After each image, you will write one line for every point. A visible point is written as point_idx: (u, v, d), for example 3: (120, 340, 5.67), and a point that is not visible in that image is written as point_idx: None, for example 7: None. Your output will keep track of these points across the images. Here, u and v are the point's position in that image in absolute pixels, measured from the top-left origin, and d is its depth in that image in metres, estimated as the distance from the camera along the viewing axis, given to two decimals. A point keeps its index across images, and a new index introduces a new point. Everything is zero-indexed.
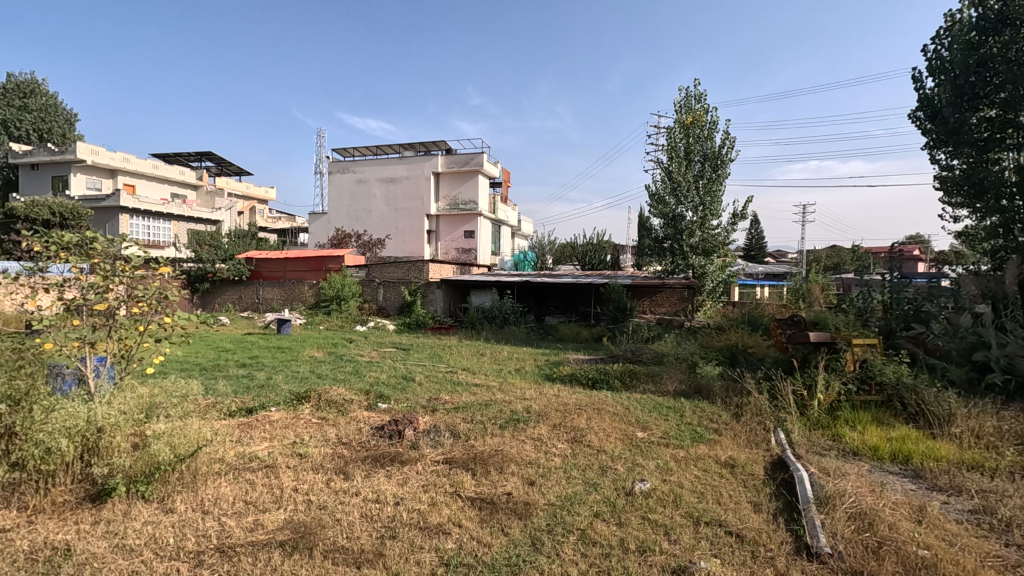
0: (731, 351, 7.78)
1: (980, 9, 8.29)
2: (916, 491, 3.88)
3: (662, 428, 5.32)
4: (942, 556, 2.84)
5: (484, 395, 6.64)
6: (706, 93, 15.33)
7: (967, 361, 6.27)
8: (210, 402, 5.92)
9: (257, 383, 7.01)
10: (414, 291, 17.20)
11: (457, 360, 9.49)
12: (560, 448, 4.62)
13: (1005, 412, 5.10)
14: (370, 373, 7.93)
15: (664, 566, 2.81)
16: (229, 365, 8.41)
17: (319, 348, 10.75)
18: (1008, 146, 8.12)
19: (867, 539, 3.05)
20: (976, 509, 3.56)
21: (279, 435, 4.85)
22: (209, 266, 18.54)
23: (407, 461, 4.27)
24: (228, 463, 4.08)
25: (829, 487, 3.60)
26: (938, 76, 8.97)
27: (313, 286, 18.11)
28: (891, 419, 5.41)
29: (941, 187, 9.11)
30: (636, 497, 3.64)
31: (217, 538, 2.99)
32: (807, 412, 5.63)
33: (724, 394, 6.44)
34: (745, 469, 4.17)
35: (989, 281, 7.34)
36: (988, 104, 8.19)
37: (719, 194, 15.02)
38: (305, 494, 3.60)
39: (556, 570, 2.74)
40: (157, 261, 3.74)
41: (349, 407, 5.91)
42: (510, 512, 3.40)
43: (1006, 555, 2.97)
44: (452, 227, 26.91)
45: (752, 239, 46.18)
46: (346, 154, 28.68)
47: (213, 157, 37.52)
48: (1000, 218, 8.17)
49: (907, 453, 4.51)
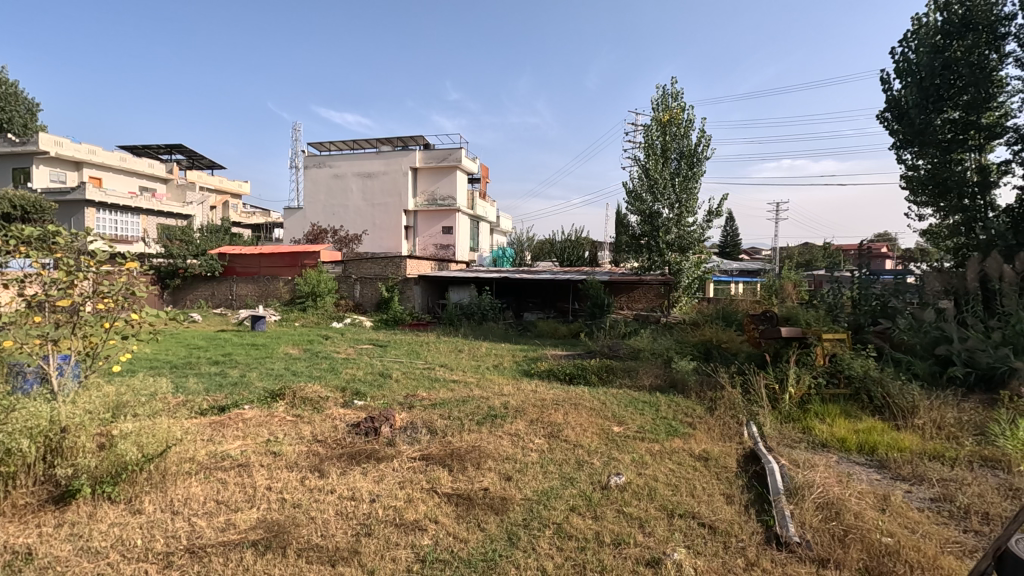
0: (706, 347, 7.91)
1: (944, 13, 8.49)
2: (881, 480, 4.01)
3: (638, 423, 5.38)
4: (905, 543, 2.93)
5: (462, 391, 6.64)
6: (682, 91, 15.51)
7: (930, 355, 6.49)
8: (181, 400, 5.81)
9: (229, 381, 6.85)
10: (391, 287, 17.09)
11: (434, 356, 9.48)
12: (537, 444, 4.64)
13: (965, 404, 5.29)
14: (346, 370, 7.83)
15: (638, 558, 2.85)
16: (202, 363, 8.25)
17: (295, 344, 10.64)
18: (971, 147, 8.43)
19: (834, 527, 3.14)
20: (936, 497, 3.70)
21: (252, 433, 4.77)
22: (180, 262, 18.11)
23: (382, 458, 4.24)
24: (198, 463, 3.99)
25: (798, 479, 3.69)
26: (904, 77, 9.22)
27: (288, 282, 17.79)
28: (858, 411, 5.57)
29: (908, 186, 9.35)
30: (611, 490, 3.68)
31: (187, 539, 2.93)
32: (779, 405, 5.76)
33: (698, 388, 6.55)
34: (718, 462, 4.25)
35: (952, 278, 7.53)
36: (952, 105, 8.43)
37: (696, 191, 15.21)
38: (278, 493, 3.54)
39: (533, 565, 2.76)
40: (123, 256, 3.66)
41: (325, 405, 5.85)
42: (487, 507, 3.41)
43: (964, 541, 3.08)
44: (430, 223, 26.71)
45: (727, 236, 46.92)
46: (322, 148, 28.23)
47: (184, 150, 36.63)
48: (963, 217, 8.49)
49: (872, 444, 4.65)
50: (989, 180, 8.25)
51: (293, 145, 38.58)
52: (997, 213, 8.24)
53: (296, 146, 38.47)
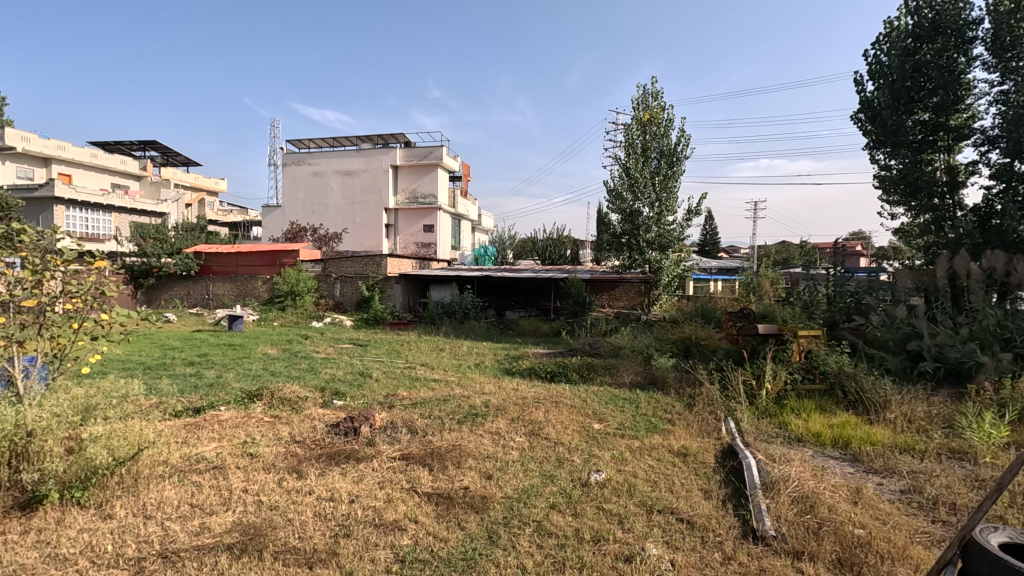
0: (686, 344, 7.99)
1: (916, 17, 8.68)
2: (854, 474, 4.10)
3: (618, 420, 5.42)
4: (875, 535, 3.00)
5: (442, 391, 6.59)
6: (662, 91, 15.67)
7: (901, 351, 6.62)
8: (154, 402, 5.68)
9: (205, 382, 6.75)
10: (372, 286, 16.97)
11: (415, 356, 9.38)
12: (518, 442, 4.65)
13: (935, 398, 5.44)
14: (325, 370, 7.73)
15: (617, 554, 2.87)
16: (175, 364, 8.06)
17: (273, 344, 10.49)
18: (940, 147, 8.65)
19: (808, 520, 3.20)
20: (907, 488, 3.79)
21: (229, 434, 4.69)
22: (154, 261, 17.73)
23: (362, 458, 4.20)
24: (172, 465, 3.92)
25: (774, 473, 3.76)
26: (877, 79, 9.41)
27: (266, 281, 17.52)
28: (833, 406, 5.68)
29: (880, 186, 9.52)
30: (591, 487, 3.70)
31: (159, 544, 2.87)
32: (756, 401, 5.83)
33: (678, 384, 6.63)
34: (697, 457, 4.31)
35: (923, 275, 7.72)
36: (922, 107, 8.66)
37: (675, 190, 15.38)
38: (255, 495, 3.50)
39: (511, 563, 2.76)
40: (92, 255, 3.54)
41: (303, 406, 5.77)
42: (467, 506, 3.39)
43: (932, 531, 3.16)
44: (411, 222, 26.58)
45: (707, 235, 47.46)
46: (301, 145, 27.89)
47: (158, 147, 35.91)
48: (933, 216, 8.72)
49: (846, 438, 4.75)
50: (957, 180, 8.50)
51: (271, 142, 38.05)
52: (965, 213, 8.47)
53: (274, 143, 37.96)
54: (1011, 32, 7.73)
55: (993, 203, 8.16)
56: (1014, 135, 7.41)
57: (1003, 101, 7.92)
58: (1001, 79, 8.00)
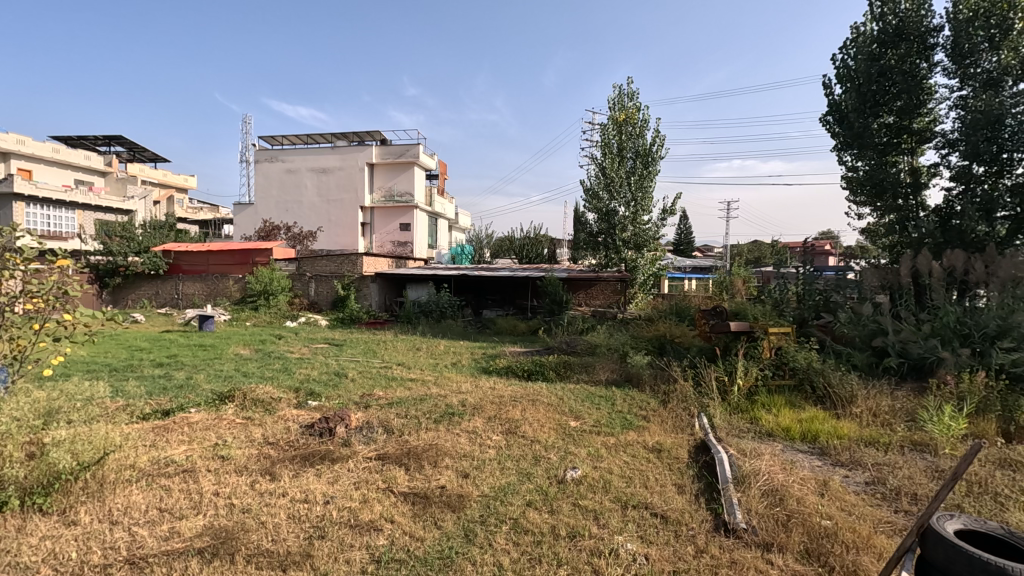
0: (660, 342, 8.11)
1: (880, 23, 8.94)
2: (822, 467, 4.22)
3: (594, 417, 5.47)
4: (842, 525, 3.09)
5: (419, 391, 6.54)
6: (638, 92, 15.82)
7: (867, 347, 6.82)
8: (121, 404, 5.53)
9: (175, 384, 6.58)
10: (347, 285, 16.74)
11: (392, 355, 9.28)
12: (494, 440, 4.66)
13: (899, 392, 5.62)
14: (299, 371, 7.63)
15: (592, 549, 2.90)
16: (144, 365, 7.86)
17: (245, 345, 10.27)
18: (904, 150, 8.95)
19: (777, 513, 3.28)
20: (871, 480, 3.92)
21: (199, 437, 4.59)
22: (120, 259, 17.20)
23: (337, 458, 4.16)
24: (139, 469, 3.82)
25: (745, 467, 3.84)
26: (844, 82, 9.65)
27: (238, 280, 17.16)
28: (802, 401, 5.84)
29: (848, 186, 9.75)
30: (567, 484, 3.73)
31: (127, 550, 2.80)
32: (728, 396, 5.95)
33: (653, 381, 6.73)
34: (671, 453, 4.38)
35: (888, 274, 7.95)
36: (886, 111, 8.93)
37: (650, 190, 15.55)
38: (227, 498, 3.43)
39: (487, 561, 2.76)
40: (54, 254, 3.39)
41: (277, 407, 5.67)
42: (443, 506, 3.39)
43: (895, 521, 3.27)
44: (387, 221, 26.34)
45: (681, 233, 48.20)
46: (275, 142, 27.40)
47: (124, 141, 34.93)
48: (897, 216, 8.98)
49: (814, 433, 4.88)
50: (920, 182, 8.77)
51: (243, 138, 37.30)
52: (927, 213, 8.75)
53: (245, 139, 37.21)
54: (969, 40, 8.02)
55: (953, 203, 8.44)
56: (973, 138, 7.71)
57: (962, 105, 8.21)
58: (961, 84, 8.29)
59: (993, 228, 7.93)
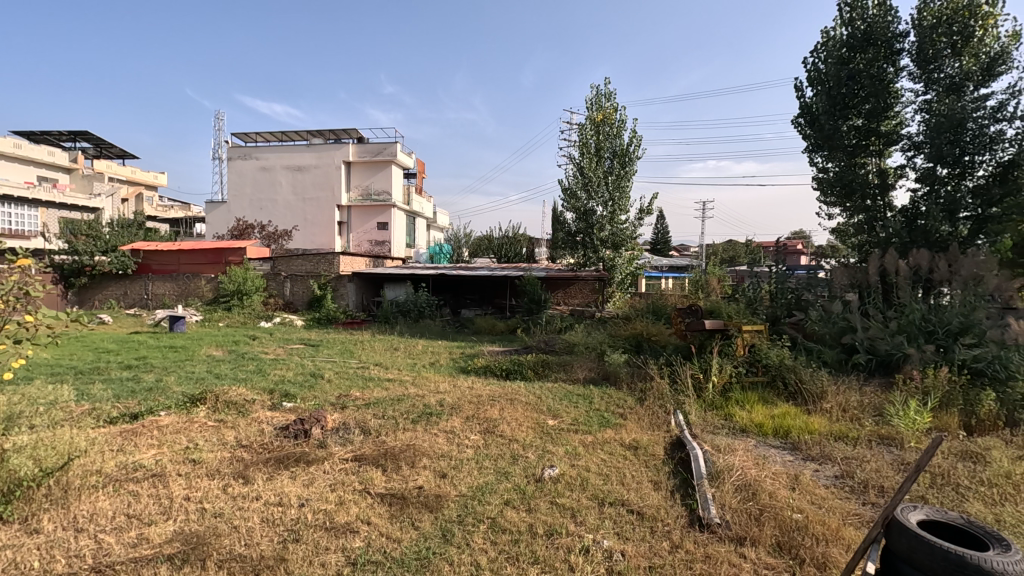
0: (637, 339, 8.15)
1: (850, 28, 9.18)
2: (793, 461, 4.31)
3: (572, 415, 5.51)
4: (812, 518, 3.16)
5: (396, 391, 6.49)
6: (614, 92, 15.96)
7: (837, 343, 7.00)
8: (87, 408, 5.37)
9: (144, 387, 6.41)
10: (324, 285, 16.50)
11: (369, 355, 9.19)
12: (472, 440, 4.64)
13: (867, 388, 5.77)
14: (274, 372, 7.50)
15: (570, 547, 2.92)
16: (112, 368, 7.64)
17: (218, 347, 10.00)
18: (871, 152, 9.19)
19: (750, 507, 3.34)
20: (840, 474, 4.02)
21: (169, 441, 4.48)
22: (86, 259, 16.66)
23: (313, 460, 4.10)
24: (106, 474, 3.72)
25: (719, 463, 3.91)
26: (815, 85, 9.89)
27: (211, 280, 16.82)
28: (774, 397, 5.96)
29: (819, 187, 9.98)
30: (544, 483, 3.75)
31: (93, 558, 2.72)
32: (703, 394, 6.03)
33: (630, 379, 6.79)
34: (647, 450, 4.43)
35: (857, 273, 8.13)
36: (855, 113, 9.15)
37: (628, 190, 15.71)
38: (198, 502, 3.35)
39: (463, 561, 2.75)
40: (13, 253, 3.26)
41: (251, 408, 5.58)
42: (421, 506, 3.37)
43: (863, 513, 3.37)
44: (364, 219, 26.07)
45: (658, 232, 48.72)
46: (248, 139, 26.86)
47: (90, 138, 33.88)
48: (865, 216, 9.22)
49: (787, 428, 4.99)
50: (887, 183, 9.03)
51: (216, 136, 36.51)
52: (894, 213, 8.99)
53: (218, 136, 36.45)
54: (932, 46, 8.26)
55: (918, 204, 8.69)
56: (936, 141, 7.97)
57: (926, 109, 8.47)
58: (925, 88, 8.54)
59: (955, 228, 8.23)
